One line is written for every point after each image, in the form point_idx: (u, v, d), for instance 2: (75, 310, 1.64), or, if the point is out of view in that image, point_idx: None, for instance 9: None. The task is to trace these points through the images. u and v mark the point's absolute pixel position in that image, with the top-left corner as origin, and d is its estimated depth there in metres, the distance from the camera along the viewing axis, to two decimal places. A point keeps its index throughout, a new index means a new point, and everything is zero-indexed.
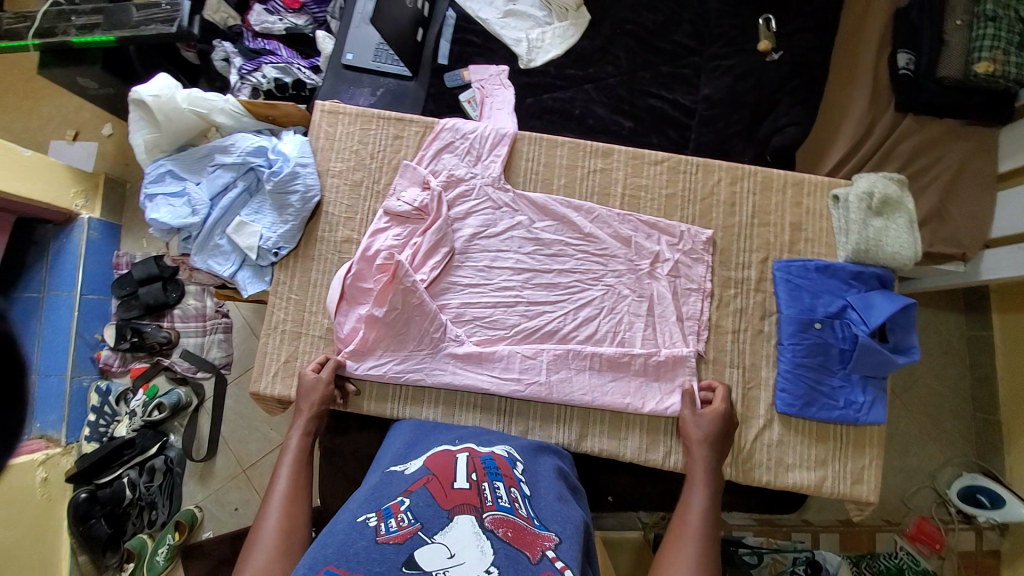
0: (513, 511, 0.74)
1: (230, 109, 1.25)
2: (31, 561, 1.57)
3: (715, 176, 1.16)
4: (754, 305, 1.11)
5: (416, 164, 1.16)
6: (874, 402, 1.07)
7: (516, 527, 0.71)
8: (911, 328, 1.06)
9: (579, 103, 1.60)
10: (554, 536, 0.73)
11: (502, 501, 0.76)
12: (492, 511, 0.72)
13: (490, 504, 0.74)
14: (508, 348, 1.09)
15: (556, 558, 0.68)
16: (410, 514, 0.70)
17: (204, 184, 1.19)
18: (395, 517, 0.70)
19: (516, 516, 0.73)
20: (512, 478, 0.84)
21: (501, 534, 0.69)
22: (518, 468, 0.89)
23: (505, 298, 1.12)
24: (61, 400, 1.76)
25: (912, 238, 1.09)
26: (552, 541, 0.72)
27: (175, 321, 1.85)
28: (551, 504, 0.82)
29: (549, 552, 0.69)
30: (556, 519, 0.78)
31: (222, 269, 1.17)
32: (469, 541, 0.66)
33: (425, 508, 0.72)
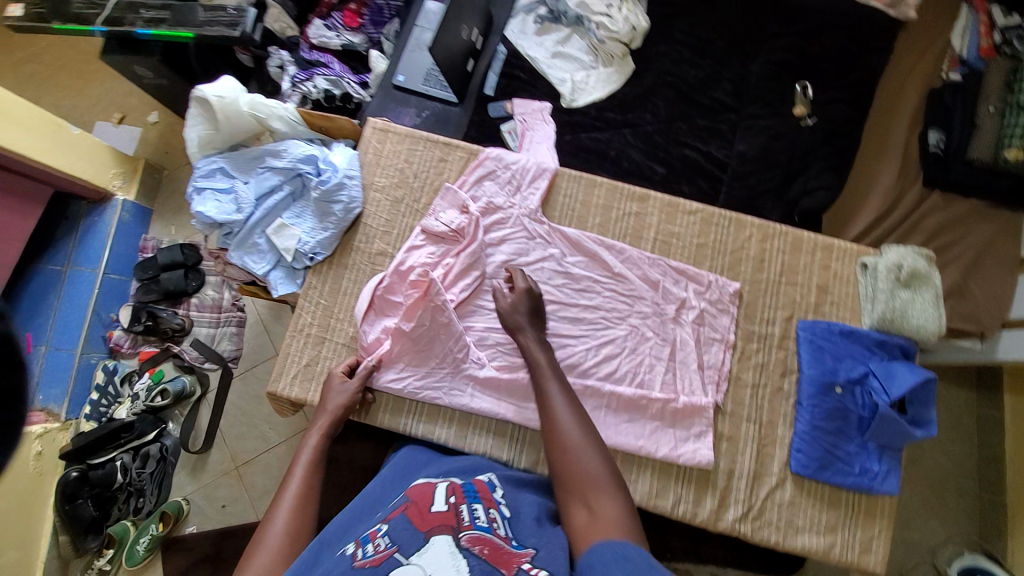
0: (491, 531, 0.72)
1: (287, 116, 1.30)
2: (11, 534, 1.54)
3: (747, 232, 1.19)
4: (776, 361, 1.12)
5: (457, 188, 1.20)
6: (888, 472, 1.06)
7: (493, 545, 0.69)
8: (931, 402, 1.05)
9: (615, 145, 1.66)
10: (532, 550, 0.71)
11: (480, 521, 0.73)
12: (469, 530, 0.71)
13: (467, 524, 0.72)
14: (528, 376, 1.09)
15: (531, 569, 0.67)
16: (387, 538, 0.71)
17: (252, 184, 1.23)
18: (373, 543, 0.71)
19: (494, 535, 0.71)
20: (491, 499, 0.82)
21: (476, 551, 0.67)
22: (499, 492, 0.86)
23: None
24: (67, 375, 1.75)
25: (938, 313, 1.11)
26: (529, 555, 0.69)
27: (191, 309, 1.86)
28: (531, 527, 0.78)
29: (525, 566, 0.67)
30: (536, 534, 0.76)
31: (257, 267, 1.19)
32: (444, 561, 0.65)
33: (401, 532, 0.71)
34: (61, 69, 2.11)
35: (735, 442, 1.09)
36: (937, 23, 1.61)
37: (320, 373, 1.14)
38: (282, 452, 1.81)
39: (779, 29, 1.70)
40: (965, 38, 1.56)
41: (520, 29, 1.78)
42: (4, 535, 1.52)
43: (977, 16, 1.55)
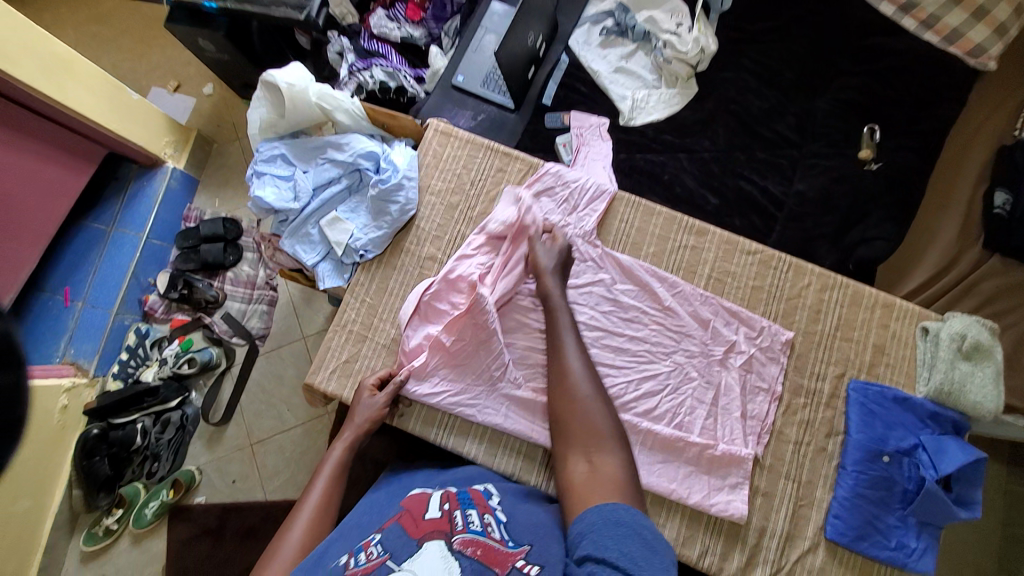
0: (485, 534, 0.72)
1: (352, 109, 1.30)
2: (31, 483, 1.57)
3: (805, 279, 1.15)
4: (822, 419, 1.09)
5: (513, 201, 1.19)
6: (926, 551, 1.01)
7: (486, 546, 0.70)
8: (978, 483, 1.01)
9: (669, 169, 1.61)
10: (526, 547, 0.73)
11: (473, 525, 0.73)
12: (461, 534, 0.71)
13: (460, 529, 0.72)
14: None
15: (523, 564, 0.69)
16: (379, 546, 0.70)
17: (311, 173, 1.23)
18: (366, 552, 0.71)
19: (487, 538, 0.71)
20: (487, 506, 0.81)
21: (469, 552, 0.68)
22: (494, 499, 0.85)
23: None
24: (101, 332, 1.77)
25: (998, 390, 1.05)
26: (522, 555, 0.71)
27: (225, 283, 1.89)
28: (524, 526, 0.78)
29: (518, 564, 0.69)
30: (529, 535, 0.76)
31: (307, 257, 1.20)
32: (436, 564, 0.66)
33: (394, 539, 0.71)
34: (128, 34, 2.16)
35: (770, 498, 1.05)
36: None
37: (358, 370, 1.15)
38: (297, 435, 1.81)
39: (853, 68, 1.64)
40: None
41: (585, 39, 1.75)
42: (20, 485, 1.55)
43: None
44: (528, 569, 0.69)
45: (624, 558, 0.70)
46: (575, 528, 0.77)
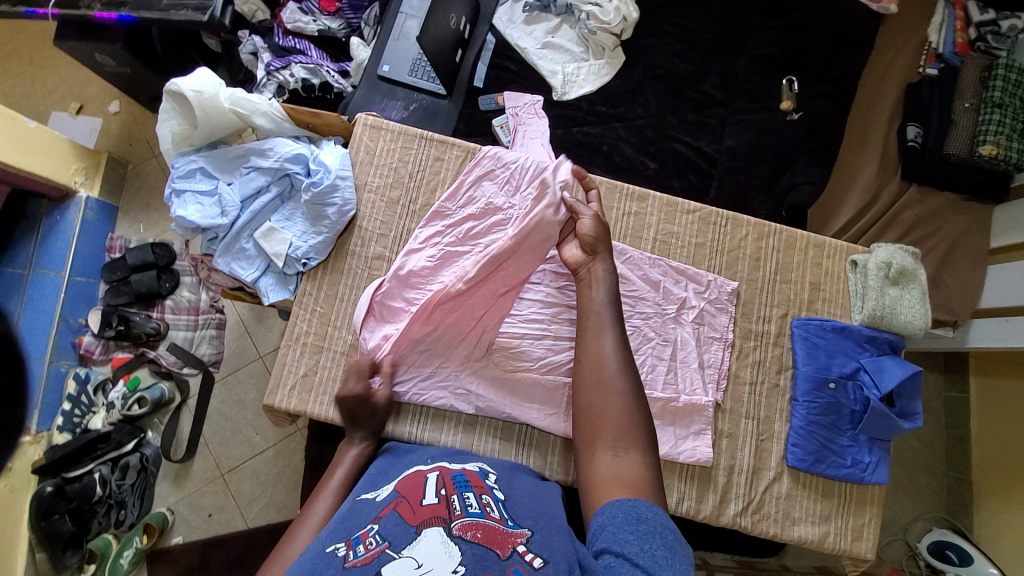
0: (484, 515, 0.70)
1: (271, 112, 1.24)
2: None
3: (743, 230, 1.21)
4: (772, 358, 1.16)
5: (455, 191, 1.18)
6: (878, 463, 1.11)
7: (487, 528, 0.67)
8: (916, 395, 1.11)
9: (607, 140, 1.63)
10: (527, 532, 0.69)
11: (473, 507, 0.72)
12: (461, 518, 0.68)
13: (459, 512, 0.70)
14: (534, 379, 1.11)
15: (526, 551, 0.65)
16: (378, 535, 0.66)
17: (237, 185, 1.17)
18: (364, 542, 0.66)
19: (487, 518, 0.69)
20: (482, 486, 0.79)
21: (469, 536, 0.65)
22: (491, 479, 0.84)
23: (532, 329, 1.12)
24: (35, 386, 1.63)
25: (924, 309, 1.15)
26: (524, 537, 0.68)
27: (166, 312, 1.77)
28: (526, 512, 0.76)
29: (519, 547, 0.65)
30: (530, 518, 0.74)
31: (245, 273, 1.14)
32: (438, 549, 0.62)
33: (393, 527, 0.67)
34: (12, 56, 1.95)
35: (735, 439, 1.12)
36: (918, 16, 1.62)
37: (319, 383, 1.11)
38: (270, 457, 1.74)
39: (767, 21, 1.70)
40: (942, 32, 1.57)
41: (508, 17, 1.72)
42: None
43: (954, 11, 1.55)
44: (531, 558, 0.64)
45: (646, 557, 0.64)
46: (592, 523, 0.72)
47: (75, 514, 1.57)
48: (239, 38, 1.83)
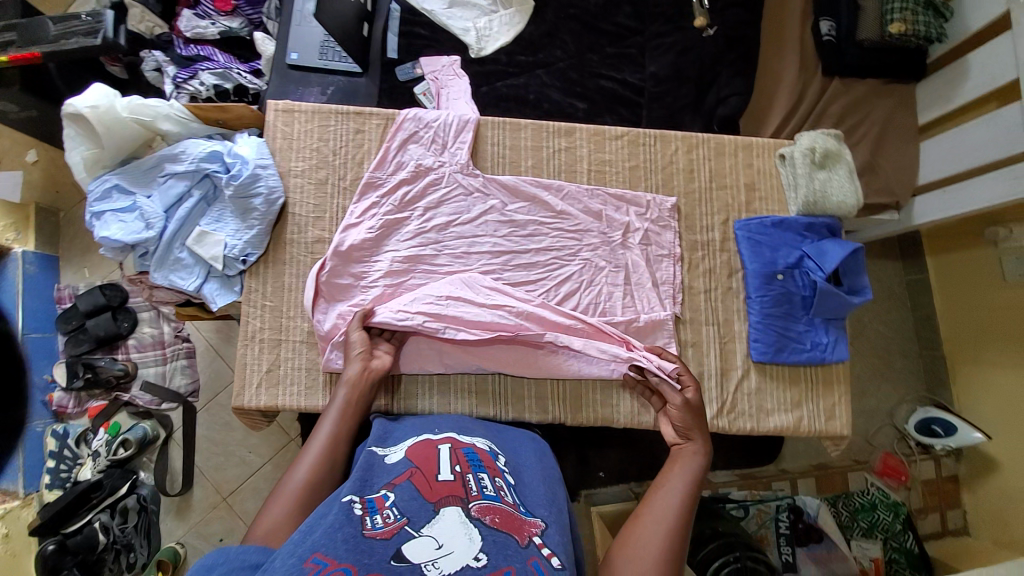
0: (500, 499, 0.69)
1: (174, 114, 1.20)
2: None
3: (672, 145, 1.25)
4: (721, 264, 1.21)
5: (383, 157, 1.16)
6: (836, 342, 1.17)
7: (503, 513, 0.67)
8: (861, 270, 1.17)
9: (533, 88, 1.61)
10: (542, 521, 0.69)
11: (488, 490, 0.70)
12: (478, 500, 0.67)
13: (475, 494, 0.68)
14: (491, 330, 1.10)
15: (542, 544, 0.65)
16: (395, 508, 0.65)
17: (157, 196, 1.13)
18: (380, 512, 0.64)
19: (503, 503, 0.68)
20: (496, 468, 0.77)
21: (488, 521, 0.64)
22: (501, 460, 0.82)
23: (484, 296, 1.09)
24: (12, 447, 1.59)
25: (854, 185, 1.21)
26: (540, 528, 0.68)
27: (131, 352, 1.71)
28: (538, 496, 0.76)
29: (536, 539, 0.65)
30: (541, 503, 0.75)
31: (187, 283, 1.11)
32: (457, 530, 0.62)
33: (410, 501, 0.66)
34: None
35: (699, 347, 1.17)
36: None
37: (285, 376, 1.10)
38: (268, 473, 1.73)
39: None
40: None
41: None
42: None
43: None
44: (548, 553, 0.64)
45: None
46: None
47: (82, 567, 1.51)
48: (140, 57, 1.73)
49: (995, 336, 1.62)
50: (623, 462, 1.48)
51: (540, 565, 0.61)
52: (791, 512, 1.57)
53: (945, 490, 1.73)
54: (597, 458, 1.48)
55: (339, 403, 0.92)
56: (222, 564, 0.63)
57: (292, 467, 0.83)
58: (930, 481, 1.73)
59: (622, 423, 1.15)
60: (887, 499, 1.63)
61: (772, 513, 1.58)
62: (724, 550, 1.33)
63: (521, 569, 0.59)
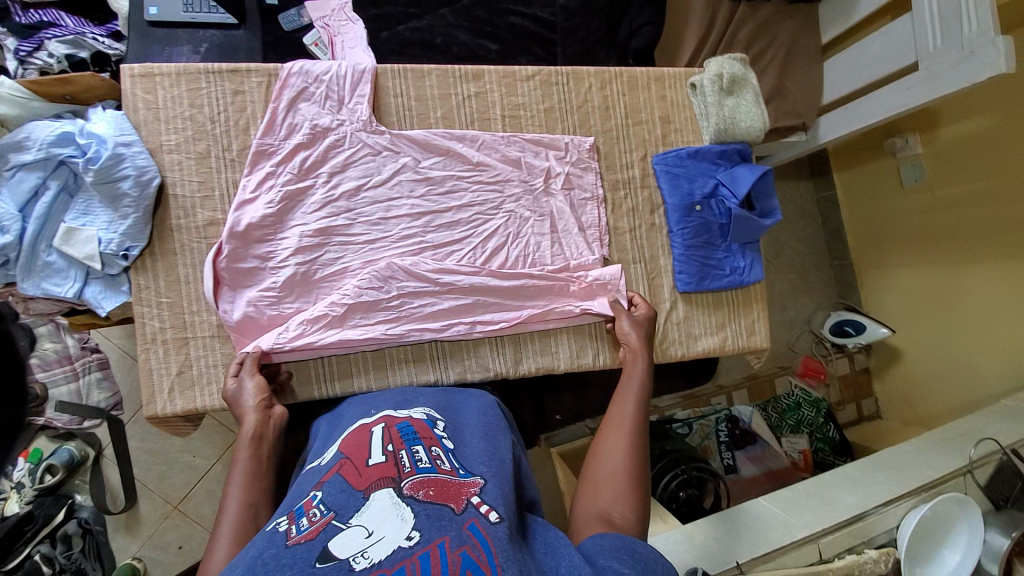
0: (436, 469, 0.67)
1: (9, 93, 1.01)
2: None
3: (586, 82, 1.21)
4: (643, 201, 1.22)
5: (270, 119, 1.04)
6: (752, 264, 1.23)
7: (439, 483, 0.65)
8: (771, 193, 1.23)
9: (438, 30, 1.43)
10: (481, 480, 0.68)
11: (422, 462, 0.68)
12: (411, 476, 0.65)
13: (409, 470, 0.66)
14: (427, 298, 1.06)
15: (480, 502, 0.64)
16: (321, 506, 0.62)
17: (3, 192, 0.95)
18: (307, 514, 0.61)
19: (438, 472, 0.67)
20: (433, 437, 0.75)
21: (421, 495, 0.62)
22: (439, 426, 0.80)
23: (432, 281, 1.07)
24: None
25: (760, 112, 1.24)
26: (478, 486, 0.66)
27: (33, 373, 1.43)
28: (480, 454, 0.75)
29: (474, 498, 0.64)
30: (483, 463, 0.73)
31: (63, 290, 0.98)
32: (388, 515, 0.59)
33: (338, 495, 0.63)
34: None
35: (629, 286, 1.19)
36: None
37: (199, 376, 1.02)
38: (219, 472, 1.62)
39: None
40: None
41: None
42: None
43: None
44: (487, 509, 0.63)
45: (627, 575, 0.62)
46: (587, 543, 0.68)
47: None
48: None
49: (897, 240, 1.78)
50: (574, 403, 1.53)
51: (478, 526, 0.60)
52: (729, 422, 1.72)
53: (857, 381, 1.94)
54: (552, 403, 1.52)
55: (246, 464, 0.82)
56: None
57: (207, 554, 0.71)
58: (845, 375, 1.93)
59: (564, 368, 1.17)
60: (809, 397, 1.83)
61: (712, 426, 1.72)
62: (673, 464, 1.45)
63: (456, 536, 0.57)
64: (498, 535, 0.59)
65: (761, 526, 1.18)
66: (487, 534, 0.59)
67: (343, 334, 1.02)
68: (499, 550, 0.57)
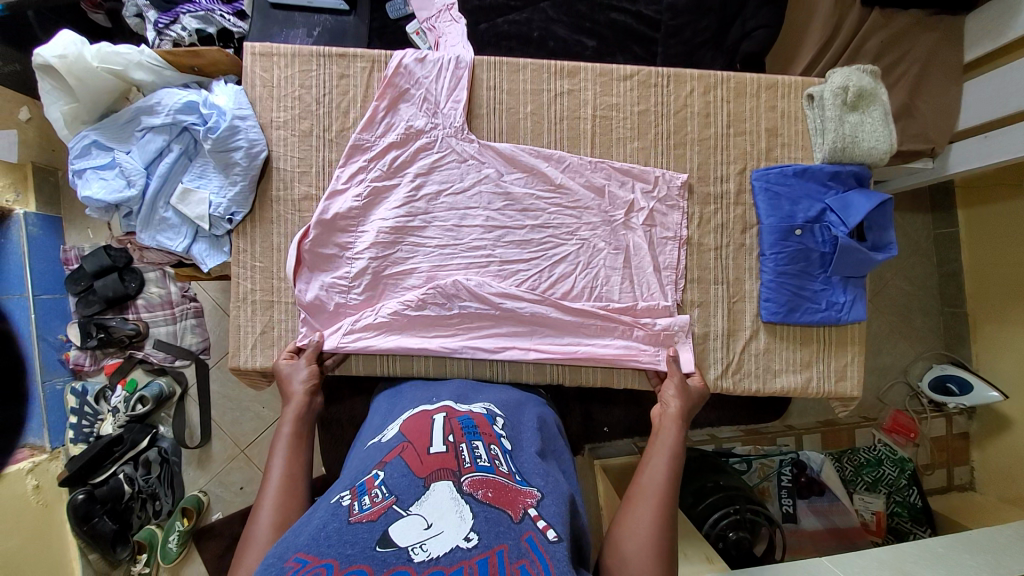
0: (495, 470, 0.67)
1: (147, 62, 1.12)
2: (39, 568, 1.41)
3: (688, 86, 1.14)
4: (735, 218, 1.14)
5: (371, 121, 1.07)
6: (854, 301, 1.11)
7: (498, 486, 0.64)
8: (888, 225, 1.10)
9: (537, 24, 1.42)
10: (537, 491, 0.66)
11: (482, 460, 0.67)
12: (470, 473, 0.64)
13: (468, 466, 0.66)
14: (483, 317, 1.07)
15: (537, 515, 0.62)
16: (383, 487, 0.62)
17: (135, 152, 1.07)
18: (369, 493, 0.62)
19: (497, 474, 0.66)
20: (492, 435, 0.75)
21: (480, 495, 0.61)
22: (499, 424, 0.80)
23: (493, 305, 1.07)
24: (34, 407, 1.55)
25: (888, 130, 1.10)
26: (535, 497, 0.65)
27: (141, 311, 1.65)
28: (535, 463, 0.73)
29: (531, 510, 0.62)
30: (539, 474, 0.71)
31: (174, 244, 1.08)
32: (447, 508, 0.58)
33: (400, 479, 0.63)
34: None
35: (707, 307, 1.12)
36: None
37: (279, 337, 1.09)
38: None
39: None
40: None
41: None
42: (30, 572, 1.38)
43: None
44: (544, 525, 0.61)
45: None
46: None
47: (113, 515, 1.53)
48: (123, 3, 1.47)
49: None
50: (626, 417, 1.47)
51: (535, 541, 0.57)
52: (794, 466, 1.57)
53: (954, 448, 1.70)
54: (602, 415, 1.47)
55: (286, 442, 0.87)
56: None
57: (253, 513, 0.76)
58: (939, 438, 1.69)
59: (624, 381, 1.12)
60: (894, 455, 1.62)
61: (774, 467, 1.57)
62: (726, 502, 1.33)
63: (514, 546, 0.55)
64: (556, 555, 0.57)
65: None
66: (544, 550, 0.56)
67: (399, 341, 1.06)
68: (557, 570, 0.55)
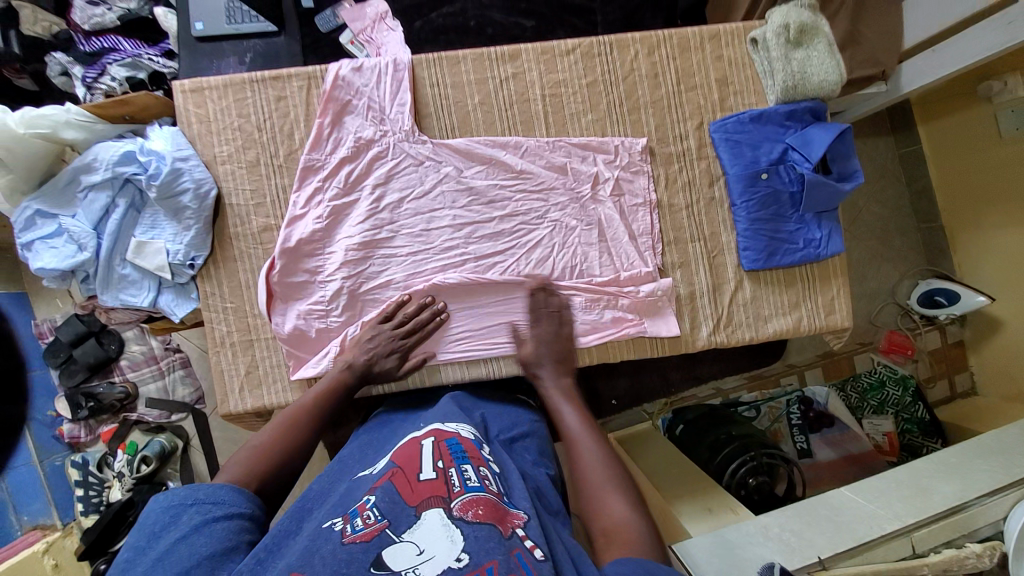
0: (484, 489, 0.67)
1: (75, 119, 1.06)
2: None
3: (631, 50, 1.12)
4: (701, 173, 1.13)
5: (318, 135, 1.04)
6: (830, 235, 1.11)
7: (488, 505, 0.64)
8: (850, 153, 1.10)
9: (472, 12, 1.37)
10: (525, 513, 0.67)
11: (471, 481, 0.67)
12: (460, 496, 0.64)
13: (458, 489, 0.66)
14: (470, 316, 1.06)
15: (525, 535, 0.63)
16: (375, 509, 0.63)
17: (81, 213, 1.02)
18: (361, 515, 0.63)
19: (487, 493, 0.66)
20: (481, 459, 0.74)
21: (471, 516, 0.62)
22: (485, 449, 0.78)
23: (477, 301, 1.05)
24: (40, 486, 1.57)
25: (835, 60, 1.10)
26: (522, 519, 0.66)
27: (126, 372, 1.59)
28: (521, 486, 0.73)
29: (519, 530, 0.63)
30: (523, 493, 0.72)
31: (139, 300, 1.05)
32: (439, 534, 0.59)
33: (390, 503, 0.64)
34: None
35: (688, 266, 1.12)
36: None
37: (265, 375, 1.06)
38: None
39: None
40: None
41: None
42: None
43: None
44: (531, 544, 0.62)
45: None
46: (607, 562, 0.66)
47: None
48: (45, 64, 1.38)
49: (994, 201, 1.56)
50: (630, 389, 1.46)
51: (523, 557, 0.59)
52: (801, 404, 1.60)
53: (951, 357, 1.73)
54: (606, 387, 1.42)
55: (318, 388, 0.93)
56: (191, 505, 0.68)
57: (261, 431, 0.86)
58: (936, 350, 1.72)
59: (619, 355, 1.11)
60: (894, 374, 1.65)
61: (782, 409, 1.59)
62: (742, 450, 1.34)
63: (503, 561, 0.57)
64: (544, 570, 0.58)
65: (845, 517, 1.06)
66: (532, 566, 0.58)
67: None
68: None
